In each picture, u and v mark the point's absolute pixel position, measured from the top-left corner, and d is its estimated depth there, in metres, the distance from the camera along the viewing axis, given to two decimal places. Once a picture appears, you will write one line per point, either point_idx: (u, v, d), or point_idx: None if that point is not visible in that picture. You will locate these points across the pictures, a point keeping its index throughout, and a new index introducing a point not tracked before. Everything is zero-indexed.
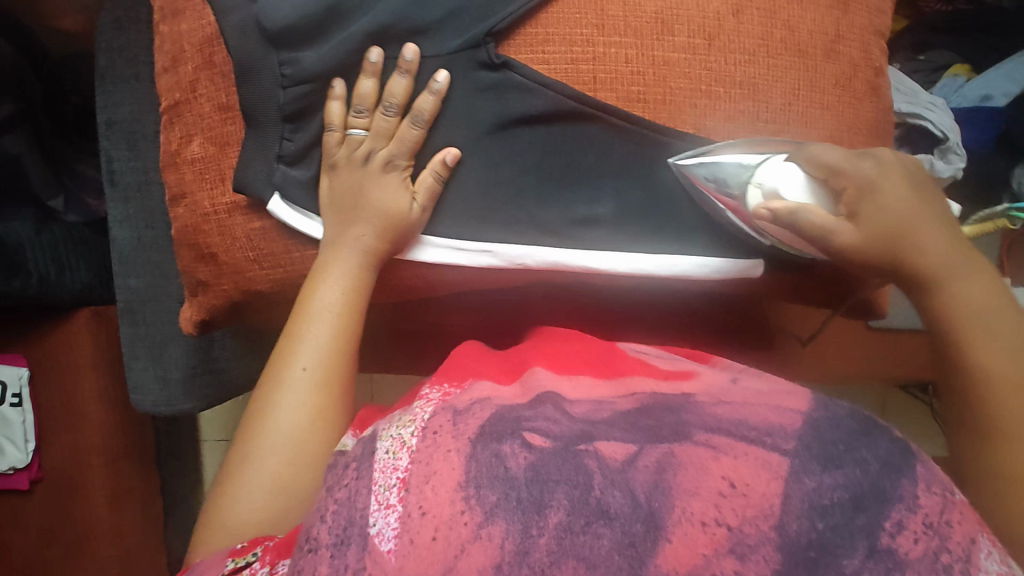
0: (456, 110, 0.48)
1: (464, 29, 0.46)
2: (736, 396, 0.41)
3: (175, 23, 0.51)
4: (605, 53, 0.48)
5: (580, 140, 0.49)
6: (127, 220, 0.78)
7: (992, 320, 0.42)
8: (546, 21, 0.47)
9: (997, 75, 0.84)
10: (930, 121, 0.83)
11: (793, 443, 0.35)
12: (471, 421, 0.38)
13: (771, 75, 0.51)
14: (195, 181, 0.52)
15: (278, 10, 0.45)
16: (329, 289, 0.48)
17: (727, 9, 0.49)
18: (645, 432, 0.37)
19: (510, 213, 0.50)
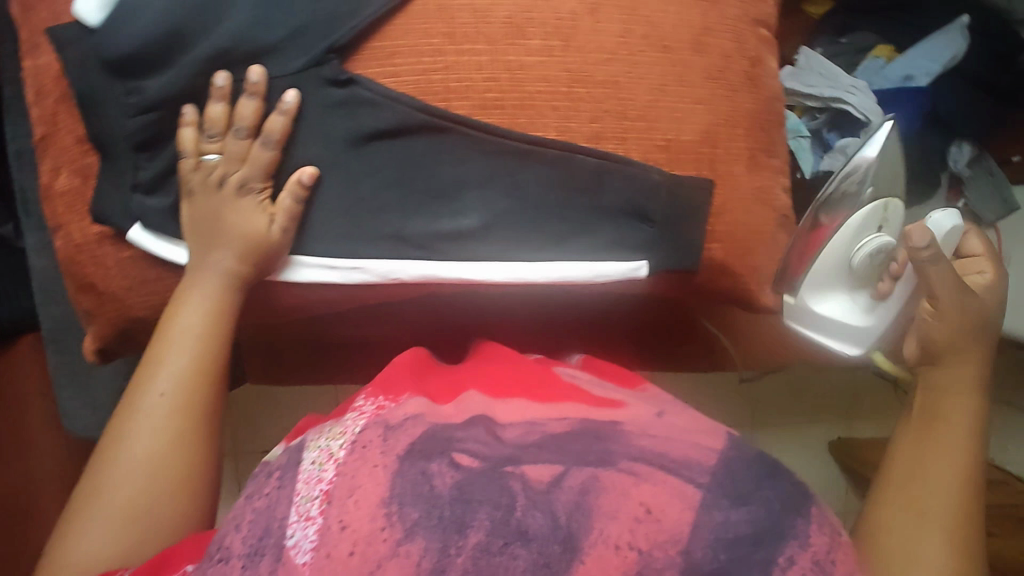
0: (310, 129, 0.48)
1: (308, 46, 0.46)
2: (659, 427, 0.42)
3: (35, 56, 0.52)
4: (455, 63, 0.47)
5: (437, 152, 0.48)
6: (44, 248, 0.77)
7: (968, 438, 0.46)
8: (394, 33, 0.46)
9: (917, 54, 0.83)
10: (851, 104, 0.82)
11: (707, 478, 0.38)
12: (400, 439, 0.40)
13: (636, 72, 0.49)
14: (65, 213, 0.53)
15: (118, 41, 0.45)
16: (188, 314, 0.47)
17: (584, 9, 0.48)
18: (574, 455, 0.39)
19: (374, 229, 0.50)
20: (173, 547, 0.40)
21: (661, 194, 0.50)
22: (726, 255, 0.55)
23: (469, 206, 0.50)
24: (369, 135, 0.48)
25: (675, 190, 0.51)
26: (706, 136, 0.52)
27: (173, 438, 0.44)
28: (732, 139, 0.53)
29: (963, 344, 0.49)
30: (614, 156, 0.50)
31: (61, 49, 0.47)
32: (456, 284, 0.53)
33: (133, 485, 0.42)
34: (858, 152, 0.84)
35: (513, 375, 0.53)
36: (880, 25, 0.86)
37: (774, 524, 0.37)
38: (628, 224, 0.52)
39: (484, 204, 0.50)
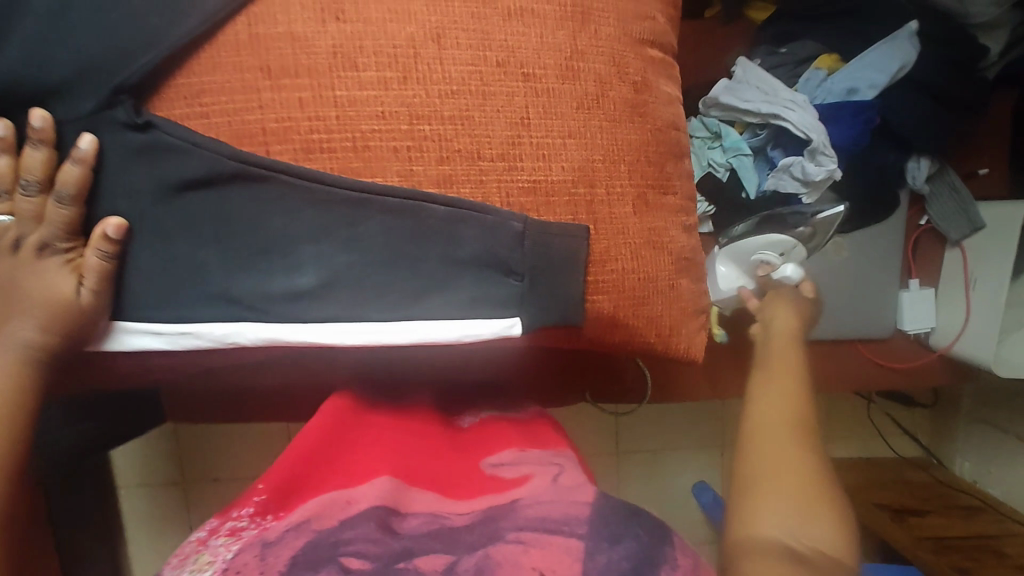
0: (112, 179, 0.42)
1: (95, 87, 0.39)
2: (547, 492, 0.47)
3: None
4: (273, 100, 0.40)
5: (255, 201, 0.41)
6: None
7: (790, 424, 0.48)
8: (201, 68, 0.40)
9: (861, 66, 0.76)
10: (790, 121, 0.75)
11: (585, 528, 0.43)
12: (281, 555, 0.41)
13: (492, 105, 0.43)
14: None
15: None
16: None
17: (425, 34, 0.42)
18: (463, 544, 0.42)
19: (199, 289, 0.43)
20: None
21: (524, 240, 0.44)
22: (615, 308, 0.47)
23: (305, 261, 0.43)
24: (176, 185, 0.41)
25: (541, 236, 0.44)
26: (581, 175, 0.45)
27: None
28: (616, 177, 0.46)
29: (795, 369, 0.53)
30: (470, 201, 0.42)
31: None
32: (309, 345, 0.46)
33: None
34: (801, 171, 0.78)
35: (427, 454, 0.54)
36: (824, 32, 0.78)
37: (649, 555, 0.42)
38: (493, 275, 0.45)
39: (320, 257, 0.43)
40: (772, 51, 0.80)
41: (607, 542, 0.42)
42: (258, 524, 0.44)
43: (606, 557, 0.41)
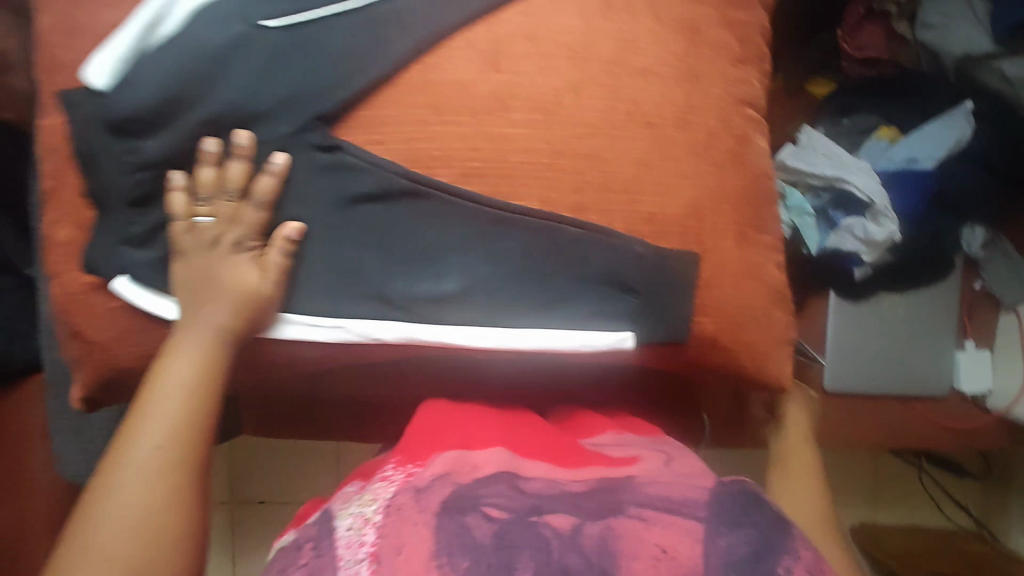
0: (298, 189, 0.49)
1: (297, 114, 0.48)
2: (659, 476, 0.53)
3: (48, 117, 0.55)
4: (439, 132, 0.48)
5: (411, 213, 0.49)
6: None
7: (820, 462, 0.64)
8: (382, 103, 0.49)
9: (919, 137, 0.83)
10: (854, 184, 0.82)
11: (704, 512, 0.49)
12: (432, 497, 0.49)
13: (620, 147, 0.50)
14: (63, 262, 0.55)
15: (119, 104, 0.48)
16: (180, 366, 0.48)
17: (566, 86, 0.50)
18: (589, 511, 0.48)
19: (356, 288, 0.50)
20: None
21: (645, 262, 0.50)
22: (716, 330, 0.53)
23: (451, 270, 0.49)
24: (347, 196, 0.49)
25: (657, 260, 0.50)
26: (693, 211, 0.51)
27: (167, 492, 0.44)
28: (721, 215, 0.53)
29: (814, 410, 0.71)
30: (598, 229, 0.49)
31: (68, 110, 0.49)
32: (442, 346, 0.53)
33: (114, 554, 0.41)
34: (863, 231, 0.84)
35: (539, 435, 0.60)
36: (882, 106, 0.86)
37: (769, 542, 0.48)
38: (613, 292, 0.51)
39: (462, 265, 0.49)
40: (834, 121, 0.89)
41: (728, 526, 0.49)
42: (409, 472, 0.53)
43: (728, 539, 0.48)
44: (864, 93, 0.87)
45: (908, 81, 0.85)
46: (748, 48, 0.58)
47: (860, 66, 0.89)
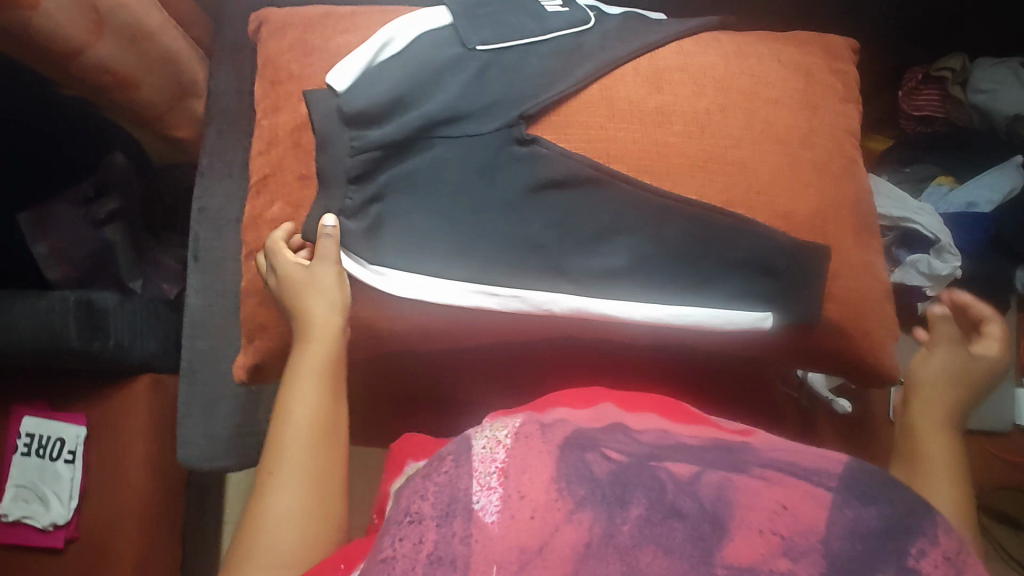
0: (492, 174, 0.58)
1: (501, 115, 0.59)
2: (787, 445, 0.49)
3: (274, 117, 0.65)
4: (614, 136, 0.59)
5: (576, 194, 0.58)
6: (203, 289, 0.87)
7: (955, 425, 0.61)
8: (568, 112, 0.60)
9: (978, 185, 0.94)
10: (920, 223, 0.92)
11: (836, 480, 0.43)
12: (557, 431, 0.46)
13: (758, 157, 0.61)
14: (271, 236, 0.64)
15: (357, 101, 0.59)
16: (320, 304, 0.57)
17: (715, 107, 0.61)
18: (710, 461, 0.45)
19: (534, 261, 0.58)
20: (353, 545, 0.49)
21: (785, 251, 0.59)
22: (839, 318, 0.62)
23: (618, 248, 0.59)
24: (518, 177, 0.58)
25: (795, 251, 0.60)
26: (818, 213, 0.61)
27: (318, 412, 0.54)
28: (839, 218, 0.62)
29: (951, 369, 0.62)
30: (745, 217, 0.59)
31: (310, 107, 0.61)
32: (600, 322, 0.60)
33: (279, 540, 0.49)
34: (928, 267, 0.92)
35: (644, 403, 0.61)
36: (940, 158, 0.97)
37: (909, 518, 0.41)
38: (762, 278, 0.60)
39: (612, 239, 0.59)
40: (897, 169, 0.99)
41: (860, 500, 0.42)
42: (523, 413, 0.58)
43: (858, 511, 0.41)
44: (926, 146, 0.98)
45: (963, 137, 0.96)
46: (849, 89, 0.69)
47: (917, 125, 1.00)
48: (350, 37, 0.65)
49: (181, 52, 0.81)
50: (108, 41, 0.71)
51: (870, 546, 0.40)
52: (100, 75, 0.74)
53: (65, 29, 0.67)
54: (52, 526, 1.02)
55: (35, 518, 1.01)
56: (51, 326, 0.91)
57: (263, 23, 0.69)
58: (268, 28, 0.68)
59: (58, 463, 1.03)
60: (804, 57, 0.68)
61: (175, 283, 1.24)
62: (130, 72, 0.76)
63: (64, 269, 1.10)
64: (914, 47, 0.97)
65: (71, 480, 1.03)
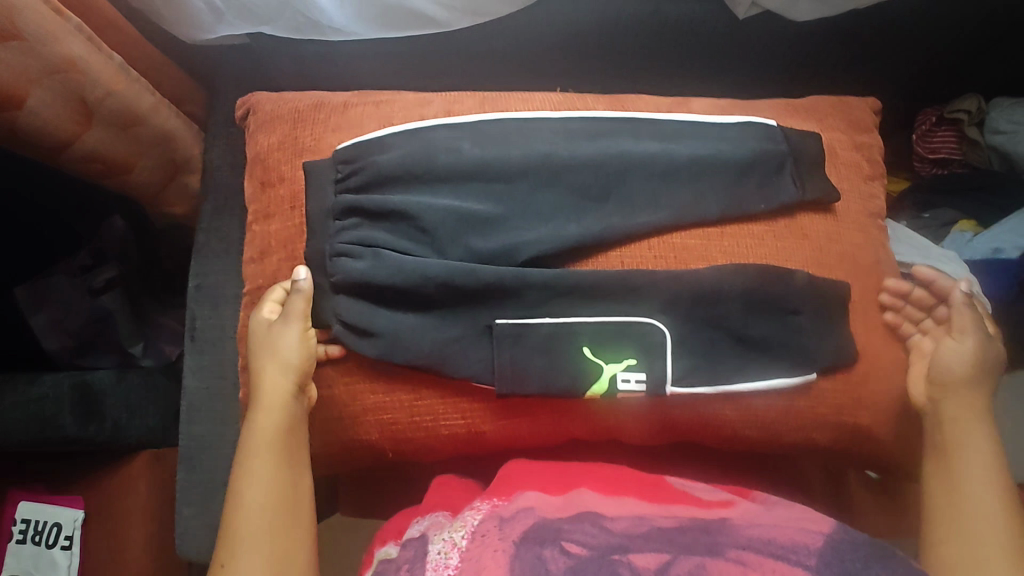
0: (577, 185, 0.64)
1: (636, 204, 0.64)
2: (765, 519, 0.58)
3: (266, 222, 0.68)
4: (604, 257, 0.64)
5: (522, 298, 0.62)
6: (201, 370, 0.84)
7: (985, 531, 0.56)
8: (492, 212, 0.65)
9: (1003, 230, 0.88)
10: (946, 272, 0.85)
11: (813, 559, 0.53)
12: (515, 527, 0.57)
13: (782, 255, 0.65)
14: None
15: (567, 157, 0.64)
16: (278, 335, 0.62)
17: (698, 197, 0.64)
18: (680, 546, 0.54)
19: (636, 249, 0.64)
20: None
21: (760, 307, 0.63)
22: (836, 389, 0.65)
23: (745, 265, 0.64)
24: (453, 286, 0.62)
25: (607, 330, 0.62)
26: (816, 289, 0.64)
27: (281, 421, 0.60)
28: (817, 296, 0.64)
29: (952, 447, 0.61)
30: (609, 312, 0.62)
31: (544, 166, 0.64)
32: (598, 424, 0.66)
33: (260, 476, 0.58)
34: None
35: (627, 474, 0.68)
36: (962, 202, 0.92)
37: None
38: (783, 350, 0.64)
39: (484, 332, 0.63)
40: (915, 216, 0.95)
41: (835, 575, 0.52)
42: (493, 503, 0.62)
43: None
44: (942, 190, 0.94)
45: (981, 178, 0.92)
46: (860, 170, 0.70)
47: (932, 167, 0.96)
48: (340, 138, 0.68)
49: (175, 132, 0.79)
50: (99, 130, 0.69)
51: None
52: (88, 163, 0.72)
53: (55, 125, 0.65)
54: None
55: None
56: (44, 414, 0.88)
57: (250, 111, 0.73)
58: (259, 116, 0.71)
59: (54, 550, 0.99)
60: (797, 139, 0.68)
61: (177, 343, 1.23)
62: (123, 159, 0.74)
63: (61, 339, 1.09)
64: (911, 98, 0.94)
65: (68, 569, 0.98)
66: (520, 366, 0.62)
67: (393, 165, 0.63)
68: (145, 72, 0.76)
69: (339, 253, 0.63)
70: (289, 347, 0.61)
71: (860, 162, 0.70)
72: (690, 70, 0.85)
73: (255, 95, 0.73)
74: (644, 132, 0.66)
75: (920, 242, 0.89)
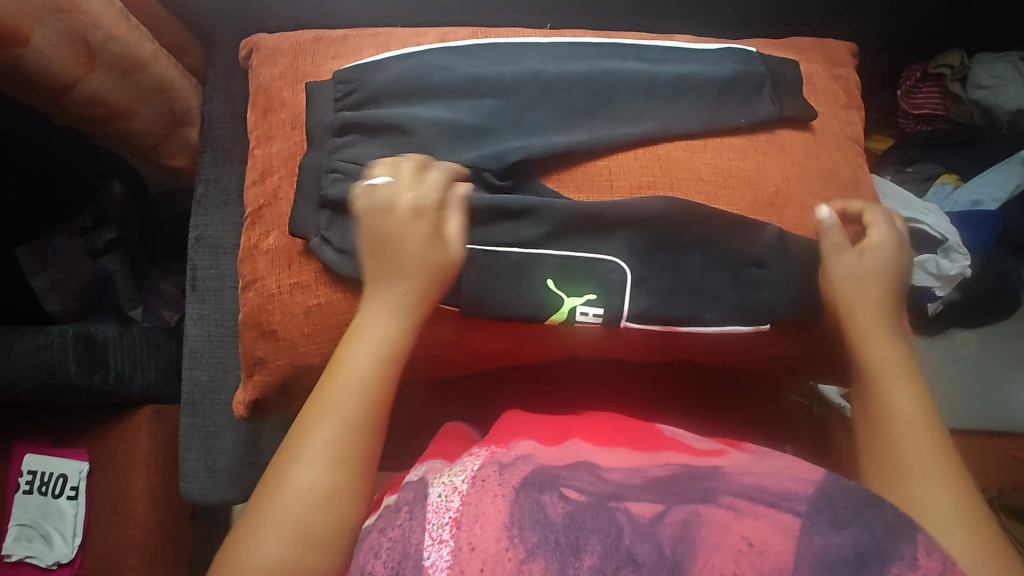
0: (567, 94, 0.65)
1: (625, 116, 0.65)
2: (758, 467, 0.56)
3: (268, 151, 0.70)
4: (596, 165, 0.65)
5: (511, 211, 0.62)
6: (202, 318, 0.86)
7: (920, 466, 0.53)
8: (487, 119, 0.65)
9: (983, 183, 0.91)
10: (927, 223, 0.87)
11: (805, 506, 0.50)
12: (514, 473, 0.54)
13: (766, 168, 0.66)
14: (266, 268, 0.67)
15: (556, 68, 0.66)
16: (413, 247, 0.57)
17: (684, 113, 0.66)
18: (674, 496, 0.52)
19: (626, 159, 0.65)
20: (328, 531, 0.50)
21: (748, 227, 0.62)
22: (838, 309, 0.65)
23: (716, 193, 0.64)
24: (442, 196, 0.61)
25: (569, 265, 0.62)
26: (804, 202, 0.65)
27: (384, 341, 0.56)
28: (783, 216, 0.65)
29: (880, 374, 0.59)
30: (575, 248, 0.61)
31: (537, 77, 0.65)
32: (585, 342, 0.65)
33: (347, 397, 0.53)
34: (936, 267, 0.86)
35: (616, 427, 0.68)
36: (944, 157, 0.95)
37: (879, 547, 0.46)
38: (777, 259, 0.63)
39: None
40: (899, 170, 0.97)
41: (831, 527, 0.48)
42: (490, 451, 0.62)
43: (828, 539, 0.47)
44: (923, 146, 0.97)
45: (962, 134, 0.95)
46: (844, 103, 0.72)
47: (916, 123, 0.99)
48: (339, 62, 0.70)
49: (174, 81, 0.81)
50: (101, 75, 0.71)
51: (840, 570, 0.45)
52: (91, 108, 0.73)
53: (58, 65, 0.67)
54: (56, 564, 1.00)
55: (37, 558, 0.99)
56: (50, 361, 0.90)
57: (252, 50, 0.74)
58: (261, 54, 0.73)
59: (60, 499, 1.01)
60: (777, 64, 0.70)
61: (176, 308, 1.22)
62: (122, 106, 0.75)
63: (63, 300, 1.11)
64: (897, 54, 0.96)
65: (74, 517, 1.02)
66: (495, 285, 0.61)
67: (390, 83, 0.66)
68: (143, 20, 0.77)
69: (332, 167, 0.65)
70: (399, 255, 0.57)
71: (842, 96, 0.73)
72: (681, 23, 0.87)
73: (258, 34, 0.75)
74: (629, 54, 0.68)
75: (902, 195, 0.91)
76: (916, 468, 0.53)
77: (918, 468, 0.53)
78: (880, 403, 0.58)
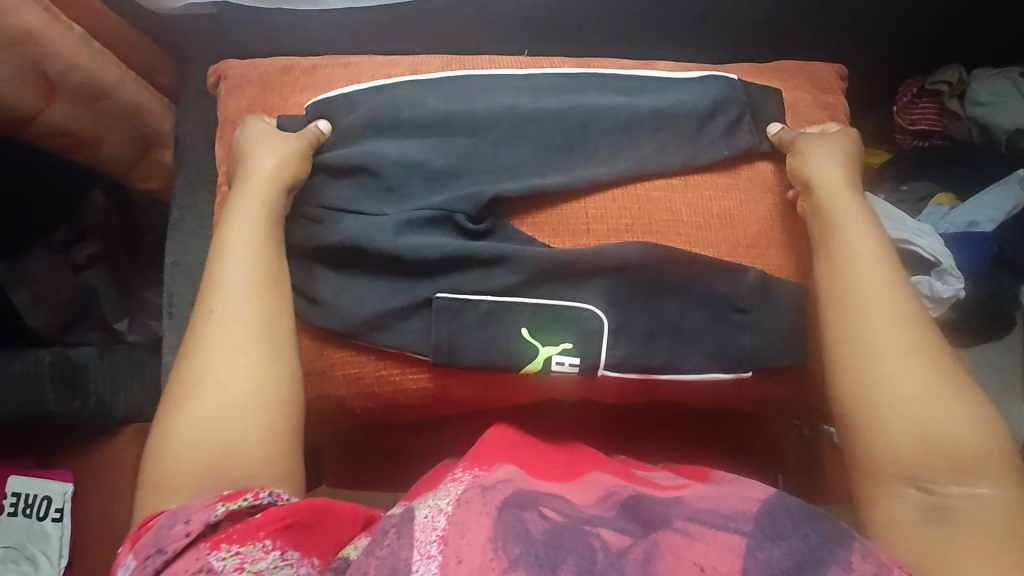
0: (540, 135, 0.64)
1: (598, 155, 0.64)
2: (714, 496, 0.53)
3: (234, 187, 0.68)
4: (570, 208, 0.64)
5: (484, 266, 0.61)
6: (179, 346, 0.85)
7: (909, 395, 0.50)
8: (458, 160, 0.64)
9: (979, 204, 0.88)
10: (921, 245, 0.84)
11: (750, 525, 0.47)
12: (496, 494, 0.51)
13: (746, 210, 0.65)
14: None
15: (527, 106, 0.65)
16: (260, 159, 0.62)
17: (659, 152, 0.64)
18: (641, 526, 0.49)
19: (602, 200, 0.64)
20: (246, 418, 0.51)
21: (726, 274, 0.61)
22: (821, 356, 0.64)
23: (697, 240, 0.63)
24: (416, 247, 0.61)
25: (545, 312, 0.61)
26: (784, 246, 0.64)
27: (251, 240, 0.59)
28: (765, 259, 0.64)
29: (850, 307, 0.55)
30: (551, 296, 0.61)
31: (506, 117, 0.64)
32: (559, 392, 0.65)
33: (247, 296, 0.56)
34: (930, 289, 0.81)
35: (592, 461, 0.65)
36: (940, 174, 0.92)
37: (815, 554, 0.44)
38: (755, 306, 0.61)
39: (422, 304, 0.62)
40: (894, 188, 0.94)
41: (771, 540, 0.45)
42: (474, 472, 0.56)
43: (769, 553, 0.44)
44: (918, 163, 0.94)
45: (959, 151, 0.92)
46: None
47: (912, 139, 0.96)
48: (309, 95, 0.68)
49: (144, 106, 0.78)
50: (62, 105, 0.69)
51: None
52: (55, 138, 0.71)
53: (16, 99, 0.64)
54: None
55: None
56: (28, 390, 0.92)
57: (220, 78, 0.72)
58: (227, 84, 0.71)
59: (45, 521, 1.00)
60: (758, 93, 0.69)
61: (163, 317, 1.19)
62: (88, 134, 0.73)
63: (45, 315, 1.08)
64: (891, 69, 0.93)
65: (60, 539, 1.01)
66: (469, 339, 0.61)
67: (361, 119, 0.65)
68: (109, 44, 0.75)
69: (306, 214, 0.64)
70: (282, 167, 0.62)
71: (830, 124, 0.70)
72: (668, 43, 0.84)
73: (225, 61, 0.73)
74: (609, 89, 0.68)
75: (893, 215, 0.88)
76: (902, 398, 0.50)
77: (899, 400, 0.50)
78: (852, 333, 0.54)
